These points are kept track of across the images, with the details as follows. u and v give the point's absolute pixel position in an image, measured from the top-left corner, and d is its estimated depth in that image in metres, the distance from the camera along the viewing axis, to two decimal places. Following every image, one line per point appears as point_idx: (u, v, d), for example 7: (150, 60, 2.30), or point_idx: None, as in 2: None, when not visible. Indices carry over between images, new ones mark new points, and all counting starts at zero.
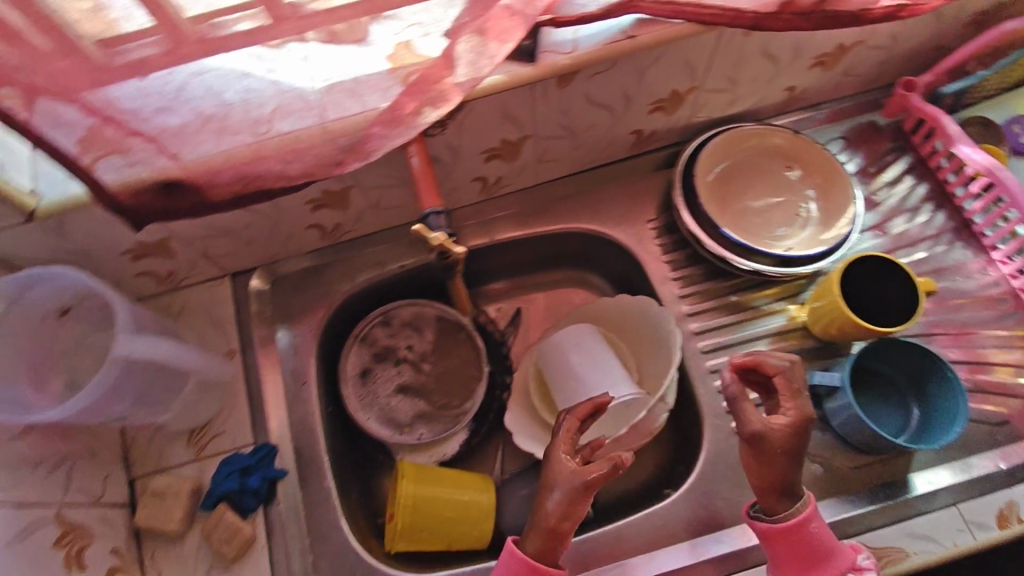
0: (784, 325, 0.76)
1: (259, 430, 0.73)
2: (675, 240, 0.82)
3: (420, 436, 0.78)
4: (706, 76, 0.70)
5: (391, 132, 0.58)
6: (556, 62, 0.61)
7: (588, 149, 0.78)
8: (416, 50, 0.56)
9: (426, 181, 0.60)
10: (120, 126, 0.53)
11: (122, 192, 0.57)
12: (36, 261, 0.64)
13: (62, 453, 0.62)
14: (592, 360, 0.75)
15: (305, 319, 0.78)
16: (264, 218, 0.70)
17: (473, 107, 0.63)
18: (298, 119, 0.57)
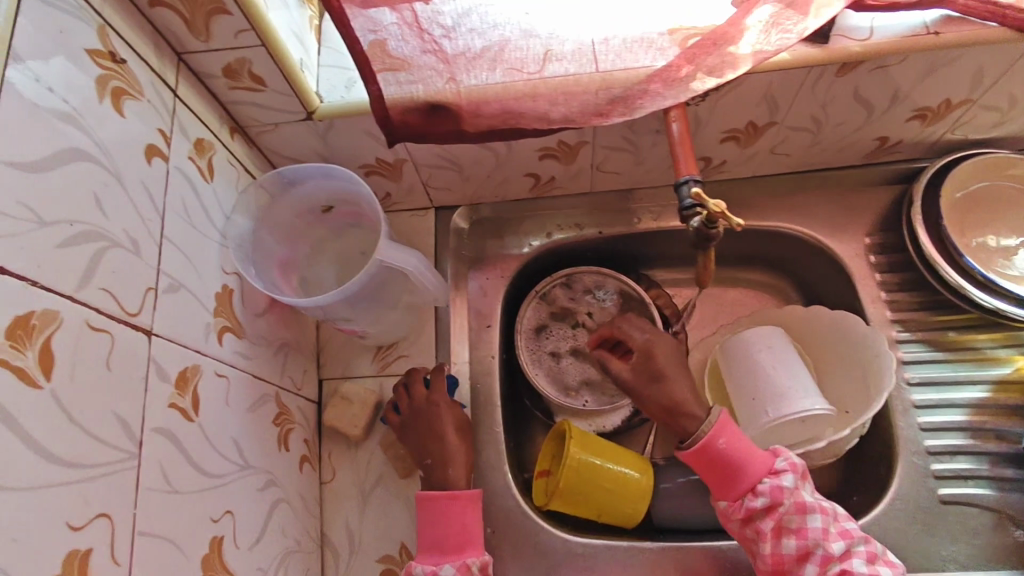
0: (1008, 376, 0.69)
1: (441, 359, 0.75)
2: (891, 262, 0.76)
3: (585, 403, 0.78)
4: (988, 91, 0.65)
5: (665, 92, 0.56)
6: (846, 48, 0.58)
7: (823, 148, 0.73)
8: (696, 16, 0.58)
9: (685, 148, 0.58)
10: (424, 40, 0.56)
11: (395, 106, 0.58)
12: (288, 159, 0.68)
13: (284, 341, 0.66)
14: (784, 363, 0.71)
15: (497, 265, 0.79)
16: (491, 159, 0.70)
17: (742, 84, 0.60)
18: (573, 63, 0.57)
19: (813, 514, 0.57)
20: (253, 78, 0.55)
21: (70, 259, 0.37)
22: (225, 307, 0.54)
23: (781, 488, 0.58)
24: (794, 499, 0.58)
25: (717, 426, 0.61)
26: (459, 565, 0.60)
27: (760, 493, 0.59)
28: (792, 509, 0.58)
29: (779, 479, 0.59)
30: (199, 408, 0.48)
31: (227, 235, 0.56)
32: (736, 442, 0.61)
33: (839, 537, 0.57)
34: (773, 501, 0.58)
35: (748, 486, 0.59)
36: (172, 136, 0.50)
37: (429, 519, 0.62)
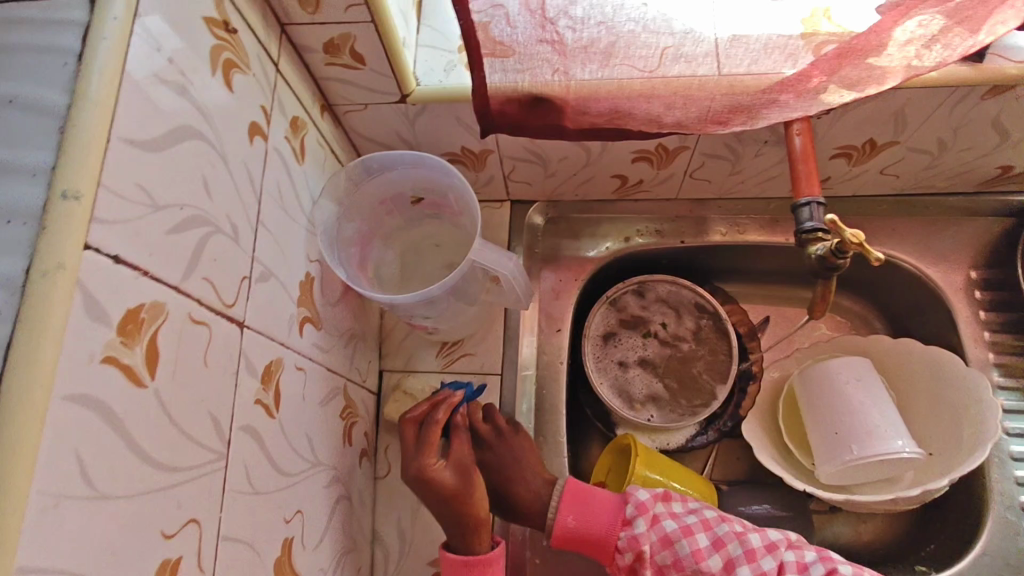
0: None
1: (507, 360, 0.71)
2: (995, 300, 0.71)
3: (650, 418, 0.75)
4: None
5: (796, 104, 0.53)
6: (1002, 69, 0.52)
7: (938, 173, 0.68)
8: (836, 22, 0.53)
9: (807, 165, 0.54)
10: (544, 28, 0.52)
11: (496, 96, 0.54)
12: (371, 141, 0.65)
13: (352, 331, 0.63)
14: (875, 398, 0.67)
15: (571, 268, 0.76)
16: (581, 156, 0.66)
17: (874, 99, 0.55)
18: (696, 64, 0.52)
19: (680, 543, 0.54)
20: (354, 56, 0.52)
21: (179, 245, 0.34)
22: (308, 296, 0.52)
23: (635, 536, 0.56)
24: (653, 539, 0.56)
25: (563, 504, 0.59)
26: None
27: (624, 550, 0.56)
28: (656, 547, 0.55)
29: (632, 529, 0.56)
30: (281, 404, 0.45)
31: (314, 220, 0.53)
32: (583, 514, 0.59)
33: (720, 556, 0.54)
34: (636, 549, 0.56)
35: (612, 547, 0.57)
36: (272, 114, 0.47)
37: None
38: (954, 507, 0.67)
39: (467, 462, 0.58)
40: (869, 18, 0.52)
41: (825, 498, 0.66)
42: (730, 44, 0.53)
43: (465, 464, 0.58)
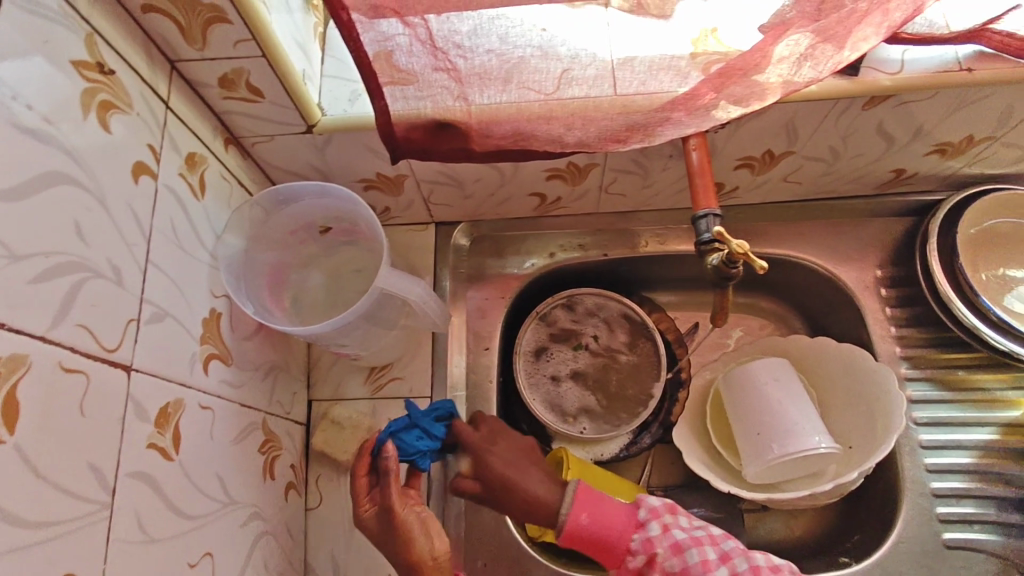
0: (1016, 419, 0.68)
1: (437, 381, 0.71)
2: (902, 296, 0.74)
3: (582, 430, 0.75)
4: (1011, 129, 0.63)
5: (689, 120, 0.55)
6: (876, 80, 0.55)
7: (836, 178, 0.72)
8: (722, 42, 0.53)
9: (704, 177, 0.56)
10: (437, 58, 0.51)
11: (400, 122, 0.55)
12: (284, 172, 0.65)
13: (271, 362, 0.62)
14: (792, 398, 0.69)
15: (496, 284, 0.77)
16: (497, 176, 0.68)
17: (762, 113, 0.58)
18: (592, 86, 0.54)
19: (689, 550, 0.52)
20: (251, 90, 0.52)
21: (43, 294, 0.34)
22: (214, 332, 0.51)
23: (650, 539, 0.53)
24: (666, 543, 0.53)
25: (575, 503, 0.55)
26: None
27: (636, 552, 0.54)
28: (670, 551, 0.53)
29: (646, 530, 0.54)
30: (181, 445, 0.44)
31: (217, 255, 0.52)
32: (599, 518, 0.55)
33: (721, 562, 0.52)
34: (649, 552, 0.53)
35: (621, 549, 0.54)
36: (163, 152, 0.46)
37: None
38: (874, 499, 0.69)
39: (389, 504, 0.53)
40: (754, 37, 0.52)
41: (750, 497, 0.68)
42: (621, 67, 0.53)
43: (387, 506, 0.53)
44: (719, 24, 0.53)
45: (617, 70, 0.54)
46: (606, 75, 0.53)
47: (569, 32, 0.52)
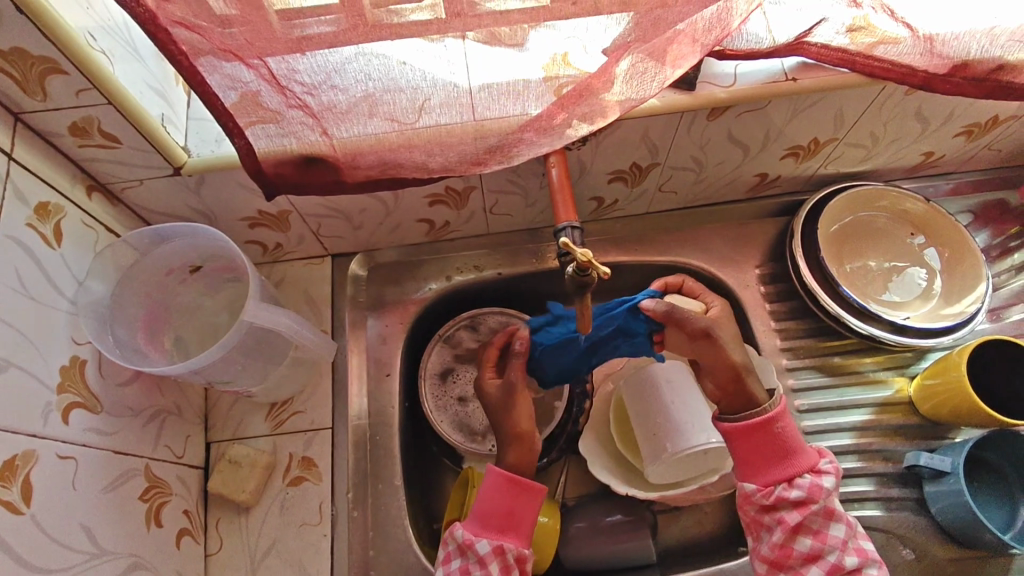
0: (889, 398, 0.72)
1: (338, 412, 0.72)
2: (779, 291, 0.79)
3: (490, 448, 0.76)
4: (850, 130, 0.69)
5: (540, 139, 0.55)
6: (712, 93, 0.60)
7: (707, 185, 0.76)
8: (574, 67, 0.53)
9: (563, 193, 0.58)
10: (286, 96, 0.51)
11: (266, 160, 0.55)
12: (162, 215, 0.65)
13: (157, 407, 0.61)
14: (684, 399, 0.71)
15: (396, 310, 0.78)
16: (380, 205, 0.69)
17: (616, 128, 0.62)
18: (448, 113, 0.54)
19: (838, 523, 0.56)
20: (106, 135, 0.53)
21: None
22: (77, 381, 0.52)
23: (819, 486, 0.57)
24: (827, 502, 0.56)
25: (782, 409, 0.59)
26: (498, 545, 0.59)
27: (798, 486, 0.57)
28: (823, 510, 0.56)
29: (818, 479, 0.57)
30: (33, 498, 0.45)
31: (79, 302, 0.54)
32: (791, 431, 0.60)
33: (854, 553, 0.55)
34: (809, 497, 0.56)
35: (786, 476, 0.58)
36: (4, 204, 0.48)
37: (489, 491, 0.61)
38: None
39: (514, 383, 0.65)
40: (597, 58, 0.53)
41: (653, 498, 0.70)
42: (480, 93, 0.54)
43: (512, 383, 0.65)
44: (569, 48, 0.53)
45: (476, 95, 0.54)
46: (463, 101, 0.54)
47: (423, 66, 0.52)
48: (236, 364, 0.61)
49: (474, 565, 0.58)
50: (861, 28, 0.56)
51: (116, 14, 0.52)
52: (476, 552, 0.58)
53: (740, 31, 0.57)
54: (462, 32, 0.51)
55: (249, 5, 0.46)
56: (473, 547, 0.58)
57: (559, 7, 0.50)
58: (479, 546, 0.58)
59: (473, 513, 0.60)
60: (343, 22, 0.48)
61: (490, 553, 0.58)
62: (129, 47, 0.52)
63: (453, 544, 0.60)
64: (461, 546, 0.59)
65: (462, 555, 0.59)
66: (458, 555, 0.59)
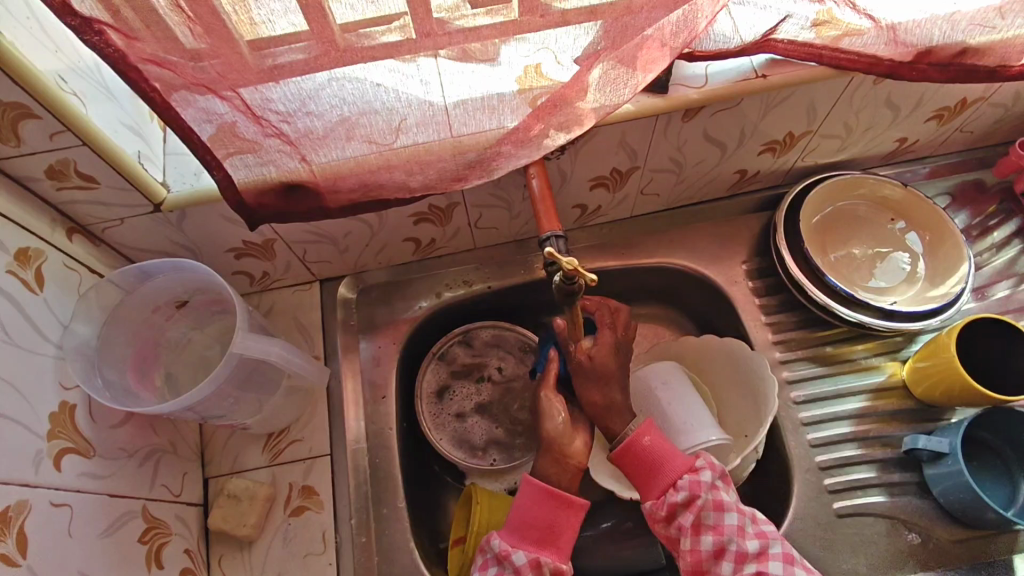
0: (883, 383, 0.73)
1: (336, 438, 0.71)
2: (768, 285, 0.79)
3: (493, 462, 0.76)
4: (823, 122, 0.70)
5: (518, 152, 0.57)
6: (686, 96, 0.61)
7: (688, 185, 0.77)
8: (547, 77, 0.53)
9: (545, 203, 0.57)
10: (262, 125, 0.51)
11: (248, 190, 0.56)
12: (146, 251, 0.64)
13: (151, 446, 0.61)
14: (680, 399, 0.70)
15: (388, 331, 0.77)
16: (365, 228, 0.69)
17: (592, 136, 0.62)
18: (425, 132, 0.55)
19: (731, 512, 0.56)
20: (84, 176, 0.53)
21: None
22: (67, 426, 0.51)
23: (698, 483, 0.57)
24: (711, 496, 0.56)
25: (642, 424, 0.61)
26: (534, 558, 0.57)
27: (680, 488, 0.57)
28: (710, 504, 0.56)
29: (697, 476, 0.58)
30: (29, 548, 0.44)
31: (65, 346, 0.53)
32: (661, 441, 0.60)
33: (755, 536, 0.55)
34: (692, 495, 0.57)
35: (668, 481, 0.58)
36: None
37: (527, 502, 0.60)
38: (772, 480, 0.72)
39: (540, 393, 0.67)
40: (570, 68, 0.53)
41: None
42: (456, 109, 0.53)
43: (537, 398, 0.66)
44: (542, 59, 0.52)
45: (452, 112, 0.54)
46: (439, 118, 0.54)
47: (396, 86, 0.51)
48: (229, 397, 0.61)
49: None
50: (825, 22, 0.57)
51: (86, 55, 0.51)
52: (512, 563, 0.57)
53: (707, 33, 0.58)
54: (434, 51, 0.49)
55: (218, 37, 0.44)
56: (510, 557, 0.57)
57: (527, 20, 0.49)
58: (515, 557, 0.57)
59: (510, 524, 0.60)
60: (314, 48, 0.47)
61: (527, 567, 0.57)
62: (101, 87, 0.52)
63: (489, 553, 0.59)
64: (496, 554, 0.58)
65: (498, 565, 0.58)
66: (494, 564, 0.58)
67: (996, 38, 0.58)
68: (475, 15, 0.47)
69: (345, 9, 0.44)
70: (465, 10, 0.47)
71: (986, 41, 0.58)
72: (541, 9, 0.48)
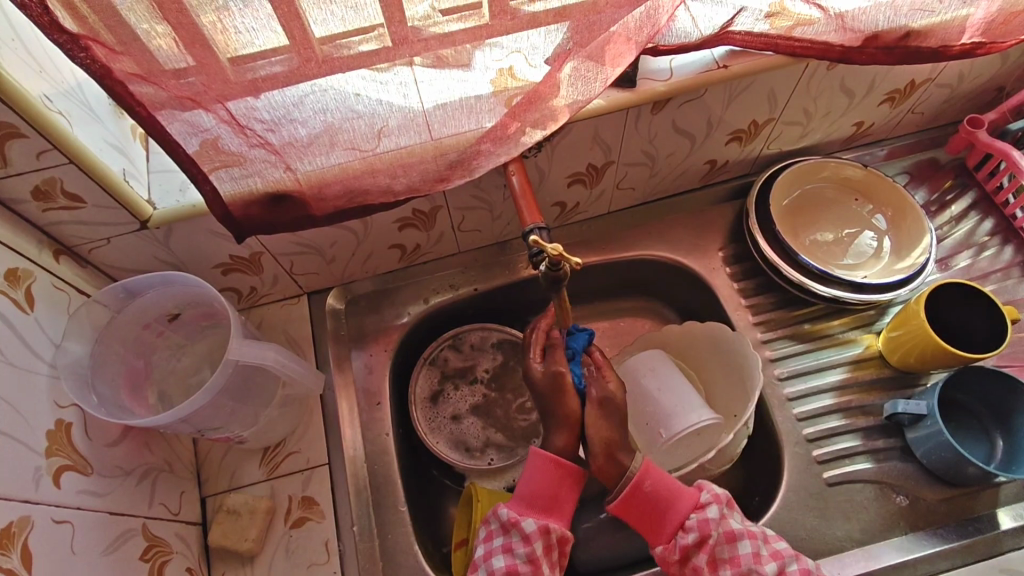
0: (860, 354, 0.76)
1: (333, 448, 0.71)
2: (744, 269, 0.82)
3: (491, 462, 0.76)
4: (784, 109, 0.73)
5: (497, 150, 0.59)
6: (653, 88, 0.64)
7: (661, 178, 0.80)
8: (520, 76, 0.55)
9: (526, 199, 0.59)
10: (247, 136, 0.52)
11: (235, 202, 0.57)
12: (132, 271, 0.65)
13: (148, 464, 0.60)
14: (668, 382, 0.72)
15: (379, 339, 0.78)
16: (351, 236, 0.71)
17: (567, 132, 0.65)
18: (407, 136, 0.56)
19: (742, 541, 0.58)
20: (70, 196, 0.53)
21: None
22: (64, 444, 0.51)
23: (707, 520, 0.59)
24: (721, 529, 0.59)
25: (642, 468, 0.61)
26: (543, 525, 0.59)
27: (690, 528, 0.59)
28: (722, 538, 0.58)
29: (705, 512, 0.59)
30: (34, 564, 0.44)
31: (58, 365, 0.53)
32: (662, 481, 0.61)
33: (772, 559, 0.58)
34: (703, 533, 0.59)
35: (678, 521, 0.60)
36: None
37: (529, 472, 0.61)
38: (763, 457, 0.74)
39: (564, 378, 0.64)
40: (542, 68, 0.55)
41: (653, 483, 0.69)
42: (433, 113, 0.55)
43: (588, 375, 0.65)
44: (514, 62, 0.53)
45: (431, 114, 0.55)
46: (419, 121, 0.55)
47: (372, 92, 0.52)
48: (225, 408, 0.61)
49: (518, 543, 0.59)
50: (778, 13, 0.60)
51: (69, 77, 0.53)
52: (522, 530, 0.59)
53: (669, 29, 0.60)
54: (409, 58, 0.50)
55: (200, 52, 0.45)
56: (520, 525, 0.59)
57: (499, 22, 0.50)
58: (525, 524, 0.59)
59: (517, 494, 0.61)
60: (295, 60, 0.47)
61: (538, 532, 0.59)
62: (85, 107, 0.53)
63: (496, 523, 0.61)
64: (505, 523, 0.60)
65: (505, 533, 0.60)
66: (501, 533, 0.60)
67: (935, 21, 0.62)
68: (448, 21, 0.48)
69: (332, 22, 0.45)
70: (437, 18, 0.48)
71: (927, 23, 0.62)
72: (512, 14, 0.50)
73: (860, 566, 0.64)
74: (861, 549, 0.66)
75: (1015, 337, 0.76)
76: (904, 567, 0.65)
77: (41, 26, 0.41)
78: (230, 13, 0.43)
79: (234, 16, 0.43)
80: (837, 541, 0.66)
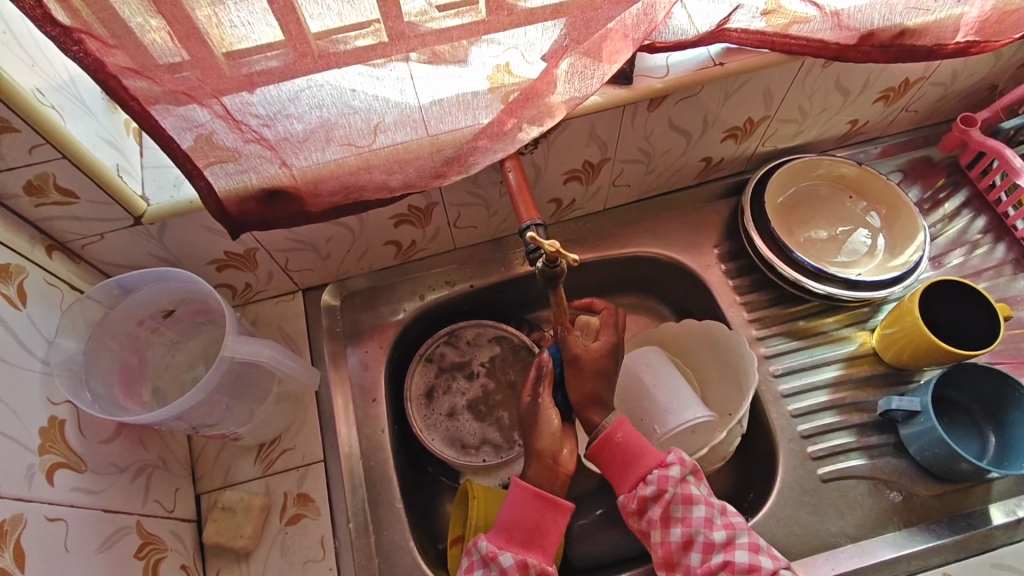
0: (854, 352, 0.76)
1: (328, 445, 0.71)
2: (739, 267, 0.82)
3: (485, 460, 0.76)
4: (779, 106, 0.73)
5: (494, 146, 0.59)
6: (649, 85, 0.64)
7: (657, 175, 0.80)
8: (517, 73, 0.54)
9: (522, 195, 0.59)
10: (242, 131, 0.52)
11: (229, 198, 0.57)
12: (125, 266, 0.64)
13: (142, 461, 0.60)
14: (665, 379, 0.72)
15: (374, 336, 0.78)
16: (347, 232, 0.70)
17: (564, 128, 0.65)
18: (401, 133, 0.56)
19: (698, 505, 0.57)
20: (62, 192, 0.53)
21: None
22: (57, 440, 0.51)
23: (666, 476, 0.58)
24: (679, 489, 0.58)
25: (615, 422, 0.63)
26: (521, 559, 0.57)
27: (649, 482, 0.59)
28: (678, 497, 0.58)
29: (666, 471, 0.59)
30: (26, 560, 0.44)
31: (51, 361, 0.53)
32: (634, 438, 0.62)
33: (723, 527, 0.57)
34: (660, 489, 0.58)
35: (638, 476, 0.60)
36: None
37: (510, 502, 0.61)
38: (758, 453, 0.75)
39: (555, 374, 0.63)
40: (539, 64, 0.55)
41: None
42: (428, 110, 0.55)
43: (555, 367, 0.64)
44: (511, 58, 0.53)
45: (427, 110, 0.55)
46: (414, 117, 0.55)
47: (366, 88, 0.52)
48: (220, 404, 0.61)
49: None
50: (774, 11, 0.60)
51: (63, 71, 0.52)
52: (500, 563, 0.57)
53: (665, 26, 0.60)
54: (406, 54, 0.50)
55: (195, 44, 0.44)
56: (497, 558, 0.57)
57: (496, 18, 0.50)
58: (503, 558, 0.57)
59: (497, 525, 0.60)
60: (290, 55, 0.47)
61: (515, 567, 0.57)
62: (79, 102, 0.53)
63: (475, 555, 0.59)
64: (483, 556, 0.58)
65: (485, 566, 0.58)
66: (481, 566, 0.58)
67: (930, 19, 0.62)
68: (444, 16, 0.48)
69: (329, 18, 0.45)
70: (434, 13, 0.48)
71: (922, 22, 0.62)
72: (507, 9, 0.49)
73: (854, 562, 0.65)
74: (853, 546, 0.66)
75: (1006, 334, 0.76)
76: (897, 562, 0.65)
77: (34, 18, 0.41)
78: (225, 7, 0.42)
79: (229, 9, 0.42)
80: (832, 537, 0.67)
